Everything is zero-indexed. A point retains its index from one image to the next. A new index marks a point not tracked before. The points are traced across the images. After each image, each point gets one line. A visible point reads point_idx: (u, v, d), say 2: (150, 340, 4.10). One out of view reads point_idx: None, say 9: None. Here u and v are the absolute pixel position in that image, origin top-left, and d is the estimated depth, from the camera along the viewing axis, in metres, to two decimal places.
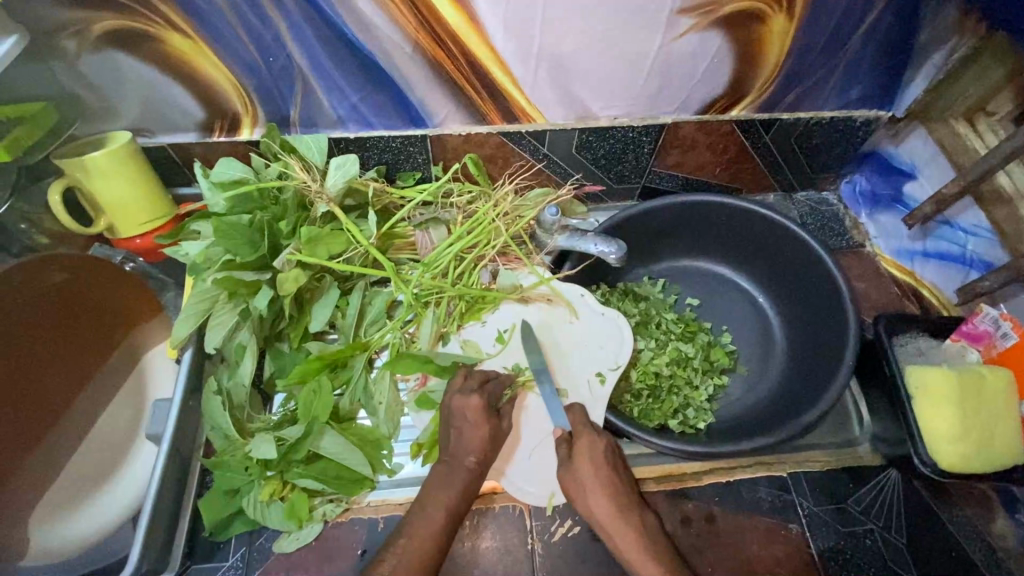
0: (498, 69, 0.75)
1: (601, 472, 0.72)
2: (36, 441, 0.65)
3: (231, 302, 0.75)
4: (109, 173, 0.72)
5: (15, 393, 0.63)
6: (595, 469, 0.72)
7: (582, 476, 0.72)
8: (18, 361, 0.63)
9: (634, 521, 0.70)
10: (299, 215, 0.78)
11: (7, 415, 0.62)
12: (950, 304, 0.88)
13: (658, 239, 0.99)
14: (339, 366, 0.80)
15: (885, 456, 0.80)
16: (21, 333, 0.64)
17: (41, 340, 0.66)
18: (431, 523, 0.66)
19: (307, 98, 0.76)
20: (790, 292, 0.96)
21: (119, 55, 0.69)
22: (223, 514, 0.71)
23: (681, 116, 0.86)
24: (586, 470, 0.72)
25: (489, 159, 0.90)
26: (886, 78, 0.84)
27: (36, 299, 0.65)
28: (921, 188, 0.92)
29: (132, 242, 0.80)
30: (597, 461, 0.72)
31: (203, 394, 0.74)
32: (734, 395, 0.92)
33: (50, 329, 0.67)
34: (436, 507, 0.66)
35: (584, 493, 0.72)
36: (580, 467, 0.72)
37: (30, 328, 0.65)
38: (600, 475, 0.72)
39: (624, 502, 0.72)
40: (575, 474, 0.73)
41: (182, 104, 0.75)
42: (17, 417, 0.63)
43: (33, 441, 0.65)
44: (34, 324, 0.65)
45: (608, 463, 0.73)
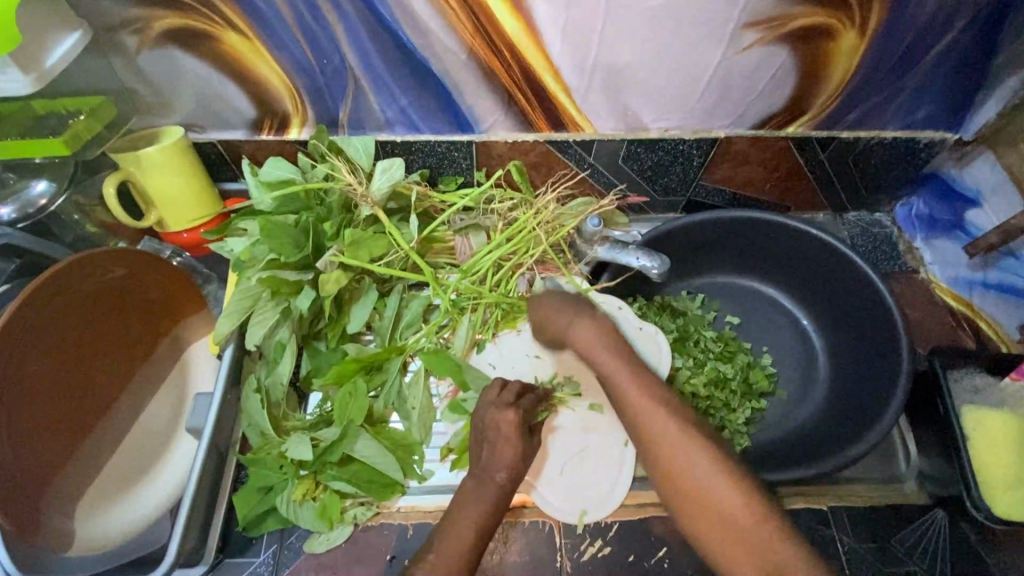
0: (550, 76, 0.74)
1: (595, 326, 0.73)
2: (81, 434, 0.67)
3: (273, 301, 0.75)
4: (162, 167, 0.73)
5: (69, 384, 0.64)
6: (582, 321, 0.74)
7: (574, 333, 0.73)
8: (70, 357, 0.64)
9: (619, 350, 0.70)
10: (343, 217, 0.78)
11: (61, 404, 0.63)
12: (1009, 338, 0.85)
13: (700, 252, 0.96)
14: (375, 369, 0.80)
15: (932, 495, 0.77)
16: (73, 330, 0.64)
17: (91, 335, 0.67)
18: (460, 539, 0.62)
19: (357, 100, 0.76)
20: (836, 316, 0.93)
21: (177, 52, 0.69)
22: (258, 511, 0.72)
23: (734, 132, 0.83)
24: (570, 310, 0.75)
25: (534, 166, 0.89)
26: (956, 98, 0.80)
27: (88, 296, 0.66)
28: (986, 217, 0.87)
29: (178, 236, 0.81)
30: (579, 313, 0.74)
31: (242, 390, 0.75)
32: (772, 419, 0.89)
33: (99, 324, 0.68)
34: (463, 521, 0.64)
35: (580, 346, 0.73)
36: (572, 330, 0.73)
37: (82, 324, 0.65)
38: (589, 332, 0.72)
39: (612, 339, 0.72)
40: (559, 326, 0.75)
41: (235, 102, 0.76)
42: (66, 411, 0.64)
43: (79, 434, 0.66)
44: (85, 321, 0.66)
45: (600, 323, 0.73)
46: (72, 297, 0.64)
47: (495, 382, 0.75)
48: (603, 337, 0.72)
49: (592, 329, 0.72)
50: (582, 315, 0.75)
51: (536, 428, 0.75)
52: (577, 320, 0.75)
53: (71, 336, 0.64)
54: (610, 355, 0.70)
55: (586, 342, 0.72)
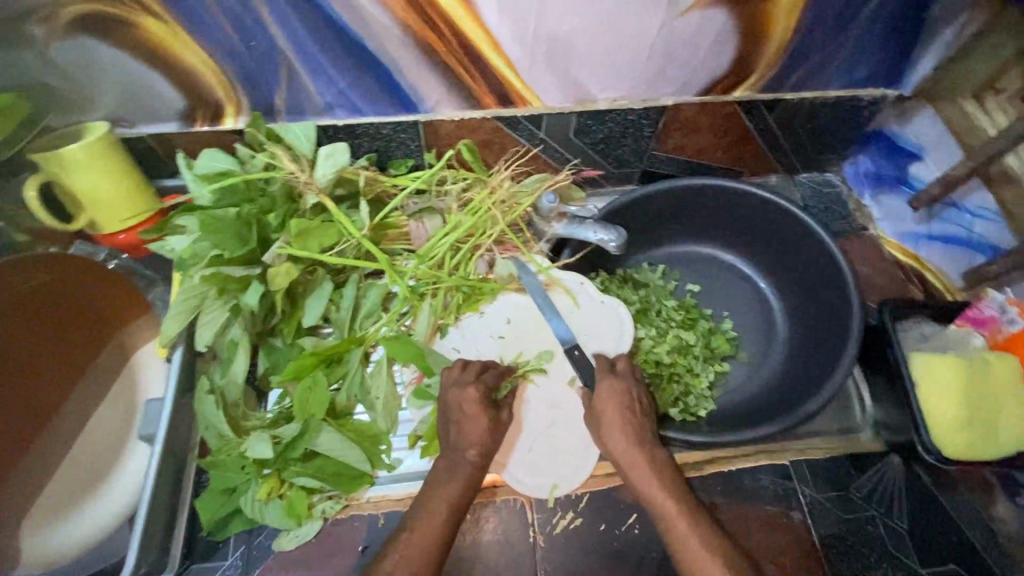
0: (491, 49, 0.72)
1: (620, 407, 0.73)
2: (24, 447, 0.66)
3: (221, 299, 0.72)
4: (88, 166, 0.69)
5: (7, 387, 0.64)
6: (617, 412, 0.73)
7: (607, 420, 0.73)
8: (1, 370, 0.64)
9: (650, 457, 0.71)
10: (288, 207, 0.75)
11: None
12: (954, 287, 0.87)
13: (657, 223, 0.96)
14: (335, 361, 0.78)
15: (887, 442, 0.79)
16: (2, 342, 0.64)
17: (22, 345, 0.66)
18: (434, 521, 0.64)
19: (292, 84, 0.73)
20: (793, 277, 0.95)
21: (91, 41, 0.65)
22: (221, 514, 0.70)
23: (682, 98, 0.83)
24: (608, 407, 0.73)
25: (485, 145, 0.87)
26: (896, 54, 0.81)
27: (13, 306, 0.65)
28: (928, 169, 0.90)
29: (115, 238, 0.77)
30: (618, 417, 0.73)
31: (196, 393, 0.73)
32: (735, 381, 0.91)
33: (34, 333, 0.67)
34: (438, 500, 0.66)
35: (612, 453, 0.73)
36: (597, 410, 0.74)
37: (11, 334, 0.65)
38: (625, 427, 0.72)
39: (642, 438, 0.72)
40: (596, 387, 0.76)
41: (162, 92, 0.72)
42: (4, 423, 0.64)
43: (21, 449, 0.66)
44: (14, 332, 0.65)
45: (628, 417, 0.73)
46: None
47: (457, 362, 0.75)
48: (631, 424, 0.73)
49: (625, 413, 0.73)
50: (618, 402, 0.74)
51: (502, 404, 0.75)
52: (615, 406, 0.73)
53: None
54: (637, 447, 0.71)
55: (614, 431, 0.72)
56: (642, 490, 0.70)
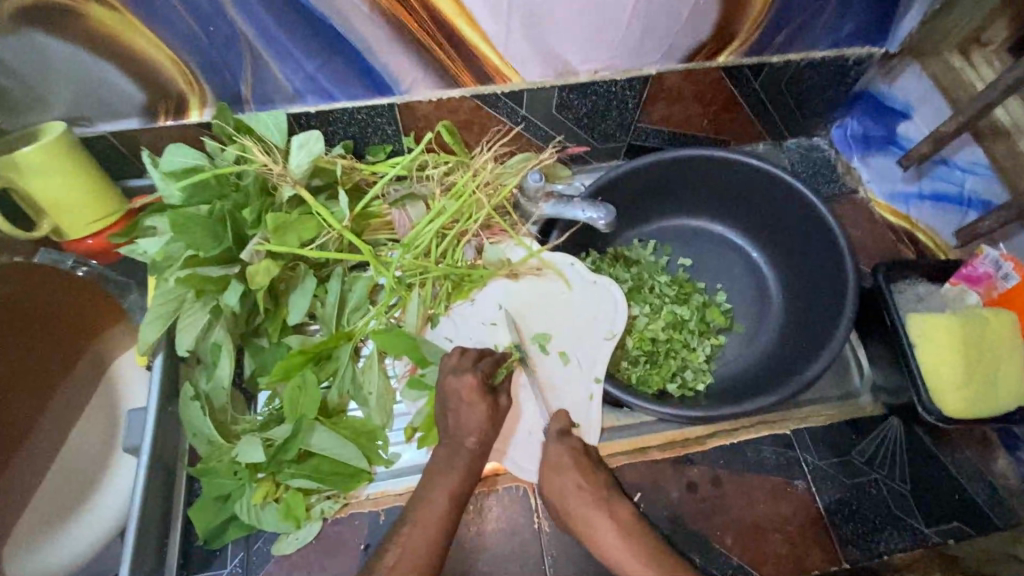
0: (465, 22, 0.68)
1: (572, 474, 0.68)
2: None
3: (200, 301, 0.70)
4: (45, 169, 0.65)
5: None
6: (569, 480, 0.68)
7: (559, 487, 0.68)
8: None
9: (612, 516, 0.65)
10: (263, 201, 0.72)
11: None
12: (948, 246, 0.87)
13: (647, 199, 0.95)
14: (324, 359, 0.76)
15: (887, 405, 0.79)
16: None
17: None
18: (433, 509, 0.64)
19: (258, 72, 0.69)
20: (785, 246, 0.93)
21: (38, 34, 0.61)
22: (217, 521, 0.68)
23: (665, 67, 0.80)
24: (558, 479, 0.68)
25: (465, 125, 0.84)
26: (882, 9, 0.78)
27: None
28: (916, 128, 0.89)
29: (82, 243, 0.72)
30: (573, 482, 0.68)
31: (180, 401, 0.70)
32: (731, 354, 0.90)
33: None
34: (438, 490, 0.65)
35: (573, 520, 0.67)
36: (553, 488, 0.69)
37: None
38: (584, 489, 0.67)
39: (600, 499, 0.67)
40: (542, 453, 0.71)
41: (120, 87, 0.68)
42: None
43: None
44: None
45: (583, 480, 0.68)
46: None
47: (455, 348, 0.74)
48: (582, 487, 0.67)
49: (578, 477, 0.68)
50: (567, 463, 0.69)
51: (501, 390, 0.72)
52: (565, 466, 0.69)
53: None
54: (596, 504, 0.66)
55: (570, 501, 0.67)
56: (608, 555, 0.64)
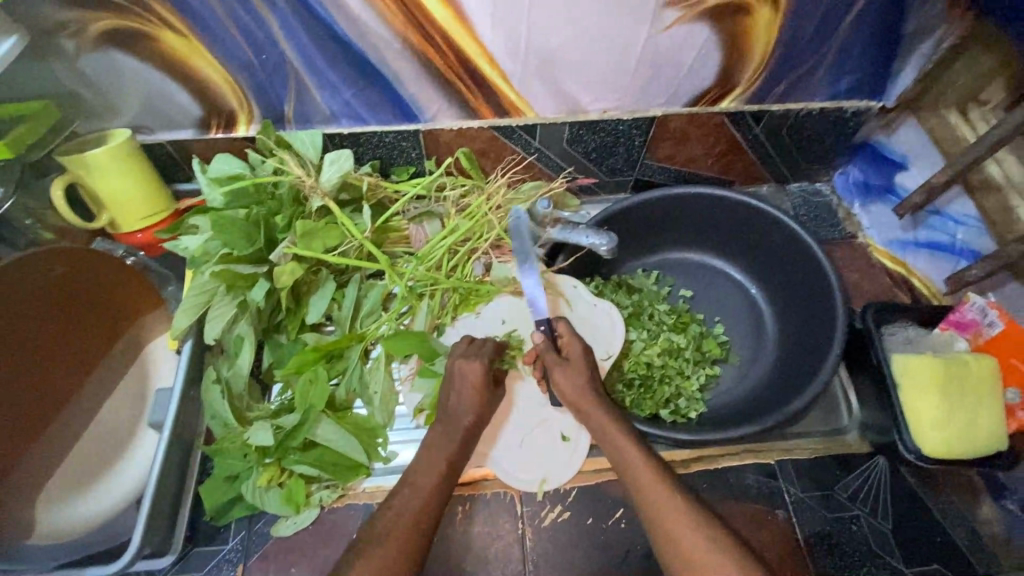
0: (486, 62, 0.76)
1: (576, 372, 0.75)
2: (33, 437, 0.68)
3: (229, 295, 0.77)
4: (109, 169, 0.74)
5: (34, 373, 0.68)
6: (575, 370, 0.75)
7: (565, 379, 0.75)
8: (9, 361, 0.65)
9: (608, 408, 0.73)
10: (294, 209, 0.80)
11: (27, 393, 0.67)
12: (940, 292, 0.88)
13: (649, 233, 1.00)
14: (335, 357, 0.82)
15: (873, 443, 0.81)
16: (15, 333, 0.66)
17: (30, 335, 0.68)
18: (433, 466, 0.69)
19: (300, 95, 0.78)
20: (782, 284, 0.97)
21: (116, 53, 0.70)
22: (223, 499, 0.73)
23: (670, 109, 0.87)
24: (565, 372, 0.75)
25: (482, 153, 0.91)
26: (876, 67, 0.84)
27: (27, 297, 0.67)
28: (912, 178, 0.94)
29: (133, 237, 0.82)
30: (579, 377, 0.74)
31: (203, 383, 0.77)
32: (725, 385, 0.93)
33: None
34: (434, 452, 0.70)
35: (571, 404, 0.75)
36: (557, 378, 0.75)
37: (20, 325, 0.67)
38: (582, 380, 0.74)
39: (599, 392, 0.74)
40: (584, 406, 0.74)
41: (180, 101, 0.77)
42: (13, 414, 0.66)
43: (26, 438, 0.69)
44: (23, 324, 0.67)
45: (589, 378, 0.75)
46: (6, 297, 0.65)
47: (463, 339, 0.80)
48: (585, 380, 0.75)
49: (635, 445, 0.70)
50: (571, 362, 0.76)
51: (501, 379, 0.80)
52: (618, 429, 0.71)
53: (8, 338, 0.65)
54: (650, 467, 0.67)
55: (572, 389, 0.74)
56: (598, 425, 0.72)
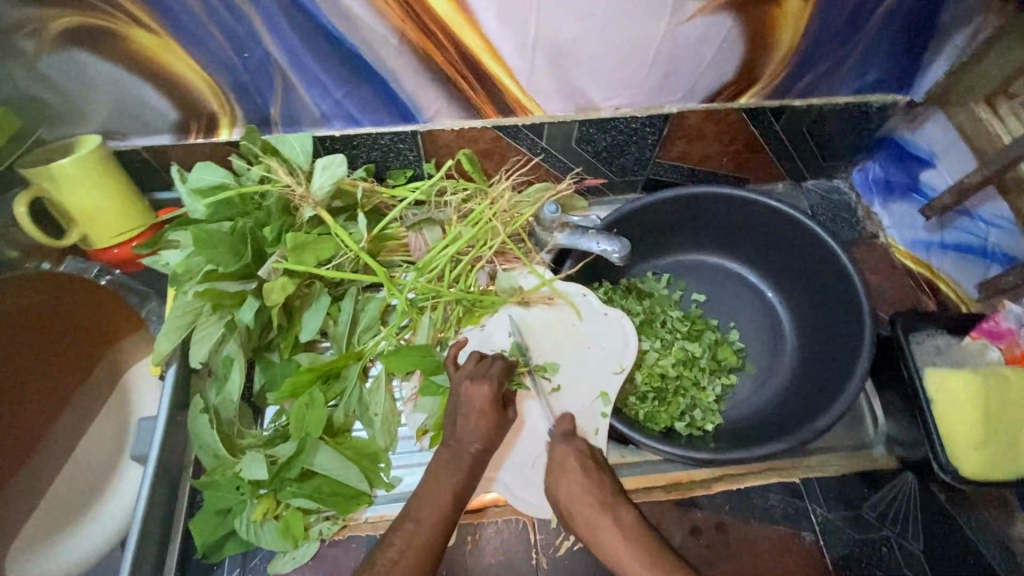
0: (490, 58, 0.70)
1: (575, 479, 0.66)
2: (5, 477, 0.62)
3: (215, 314, 0.71)
4: (78, 182, 0.68)
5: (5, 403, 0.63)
6: (573, 480, 0.67)
7: (565, 492, 0.67)
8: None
9: (613, 520, 0.63)
10: (284, 220, 0.74)
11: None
12: (970, 298, 0.85)
13: (661, 236, 0.96)
14: (332, 377, 0.76)
15: (901, 459, 0.77)
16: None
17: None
18: (445, 488, 0.65)
19: (287, 95, 0.71)
20: (801, 288, 0.92)
21: (81, 54, 0.63)
22: (216, 536, 0.68)
23: (686, 106, 0.81)
24: (562, 480, 0.67)
25: (485, 154, 0.85)
26: (906, 59, 0.78)
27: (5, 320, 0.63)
28: (940, 176, 0.88)
29: (109, 252, 0.75)
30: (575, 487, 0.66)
31: (189, 412, 0.71)
32: (742, 395, 0.89)
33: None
34: (445, 475, 0.65)
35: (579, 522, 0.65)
36: (558, 490, 0.67)
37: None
38: (583, 493, 0.65)
39: (602, 503, 0.64)
40: (567, 500, 0.66)
41: (155, 103, 0.70)
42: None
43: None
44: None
45: (588, 488, 0.65)
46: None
47: (471, 356, 0.74)
48: (585, 490, 0.65)
49: (620, 531, 0.62)
50: (568, 463, 0.68)
51: (510, 400, 0.74)
52: (600, 516, 0.64)
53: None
54: (640, 561, 0.59)
55: (573, 503, 0.66)
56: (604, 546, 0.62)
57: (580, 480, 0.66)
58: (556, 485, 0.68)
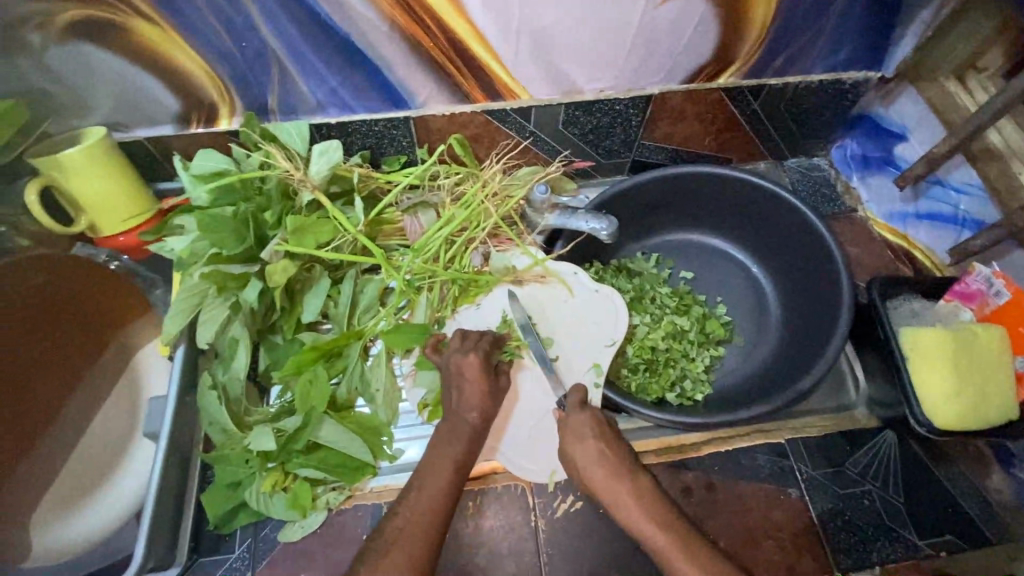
0: (477, 43, 0.73)
1: (591, 450, 0.68)
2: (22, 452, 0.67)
3: (221, 296, 0.74)
4: (86, 170, 0.71)
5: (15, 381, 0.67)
6: (588, 445, 0.69)
7: (581, 456, 0.69)
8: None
9: (629, 485, 0.66)
10: (284, 205, 0.77)
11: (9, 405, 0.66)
12: (943, 264, 0.89)
13: (649, 216, 0.99)
14: (335, 355, 0.79)
15: (881, 418, 0.80)
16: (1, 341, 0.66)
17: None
18: (444, 458, 0.68)
19: (284, 84, 0.75)
20: (784, 262, 0.96)
21: (86, 47, 0.66)
22: (227, 506, 0.71)
23: (667, 86, 0.84)
24: (579, 447, 0.69)
25: (476, 139, 0.89)
26: (876, 36, 0.82)
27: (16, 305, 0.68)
28: (912, 149, 0.92)
29: (116, 240, 0.78)
30: (592, 452, 0.68)
31: (198, 390, 0.74)
32: (729, 365, 0.92)
33: (21, 334, 0.68)
34: (443, 446, 0.69)
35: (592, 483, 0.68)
36: (573, 456, 0.69)
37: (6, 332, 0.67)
38: (600, 459, 0.68)
39: (618, 467, 0.67)
40: (582, 467, 0.68)
41: (157, 94, 0.73)
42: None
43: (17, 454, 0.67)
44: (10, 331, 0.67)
45: (604, 452, 0.68)
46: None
47: (456, 334, 0.78)
48: (601, 454, 0.68)
49: (639, 500, 0.65)
50: (586, 431, 0.70)
51: (502, 370, 0.78)
52: (618, 482, 0.66)
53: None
54: (657, 525, 0.63)
55: (590, 467, 0.68)
56: (619, 509, 0.65)
57: (596, 448, 0.68)
58: (574, 452, 0.69)
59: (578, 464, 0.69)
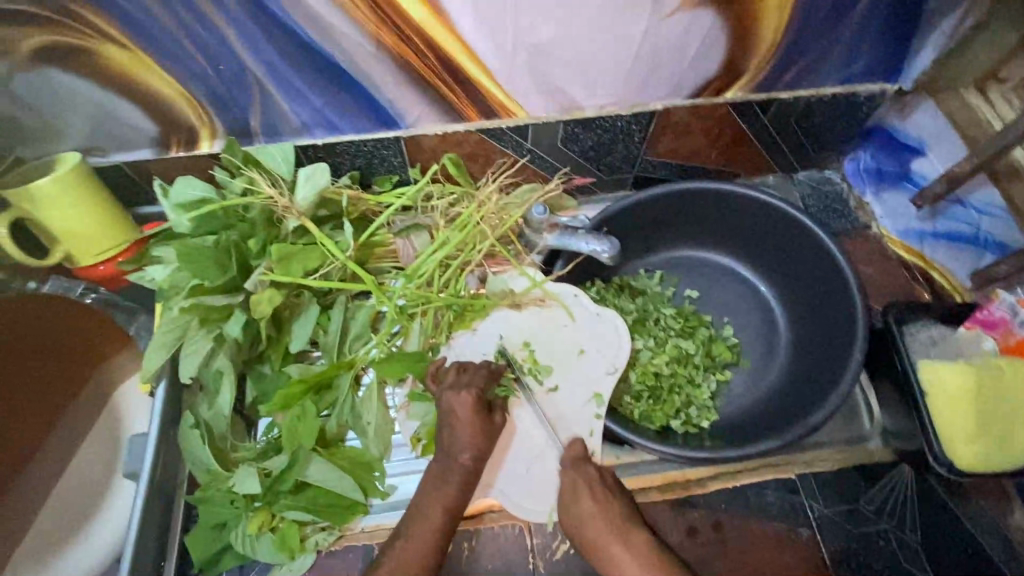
0: (470, 62, 0.69)
1: (592, 509, 0.68)
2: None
3: (203, 329, 0.70)
4: (60, 200, 0.67)
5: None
6: (586, 504, 0.68)
7: (579, 513, 0.68)
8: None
9: (631, 543, 0.65)
10: (269, 231, 0.73)
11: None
12: (963, 287, 0.85)
13: (651, 233, 0.95)
14: (324, 388, 0.76)
15: (897, 451, 0.76)
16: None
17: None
18: (432, 522, 0.65)
19: (267, 106, 0.71)
20: (795, 282, 0.91)
21: (54, 72, 0.63)
22: (212, 550, 0.68)
23: (671, 102, 0.80)
24: (580, 504, 0.68)
25: (470, 157, 0.85)
26: (893, 48, 0.77)
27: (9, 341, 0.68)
28: (931, 165, 0.88)
29: (94, 269, 0.74)
30: (591, 509, 0.67)
31: (180, 428, 0.71)
32: (737, 390, 0.89)
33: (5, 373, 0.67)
34: (434, 504, 0.66)
35: (586, 539, 0.67)
36: (574, 512, 0.68)
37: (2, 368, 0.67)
38: (602, 519, 0.67)
39: (619, 525, 0.66)
40: (582, 531, 0.67)
41: (132, 119, 0.70)
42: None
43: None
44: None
45: (603, 508, 0.67)
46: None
47: (455, 365, 0.76)
48: (601, 511, 0.67)
49: (636, 557, 0.64)
50: (583, 490, 0.69)
51: (496, 405, 0.75)
52: (614, 541, 0.65)
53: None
54: None
55: (589, 525, 0.67)
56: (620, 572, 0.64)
57: (588, 499, 0.68)
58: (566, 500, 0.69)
59: (574, 520, 0.68)
